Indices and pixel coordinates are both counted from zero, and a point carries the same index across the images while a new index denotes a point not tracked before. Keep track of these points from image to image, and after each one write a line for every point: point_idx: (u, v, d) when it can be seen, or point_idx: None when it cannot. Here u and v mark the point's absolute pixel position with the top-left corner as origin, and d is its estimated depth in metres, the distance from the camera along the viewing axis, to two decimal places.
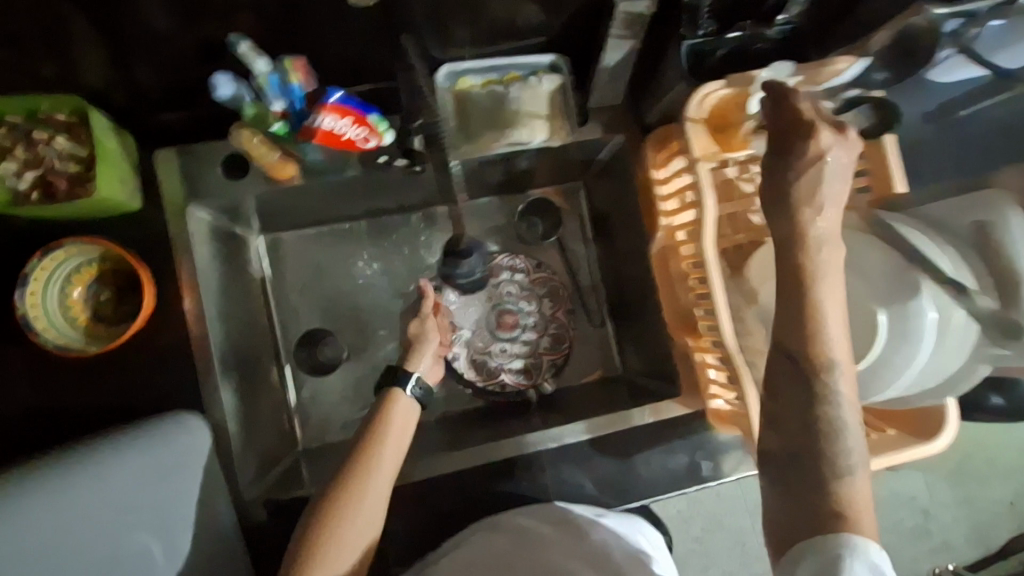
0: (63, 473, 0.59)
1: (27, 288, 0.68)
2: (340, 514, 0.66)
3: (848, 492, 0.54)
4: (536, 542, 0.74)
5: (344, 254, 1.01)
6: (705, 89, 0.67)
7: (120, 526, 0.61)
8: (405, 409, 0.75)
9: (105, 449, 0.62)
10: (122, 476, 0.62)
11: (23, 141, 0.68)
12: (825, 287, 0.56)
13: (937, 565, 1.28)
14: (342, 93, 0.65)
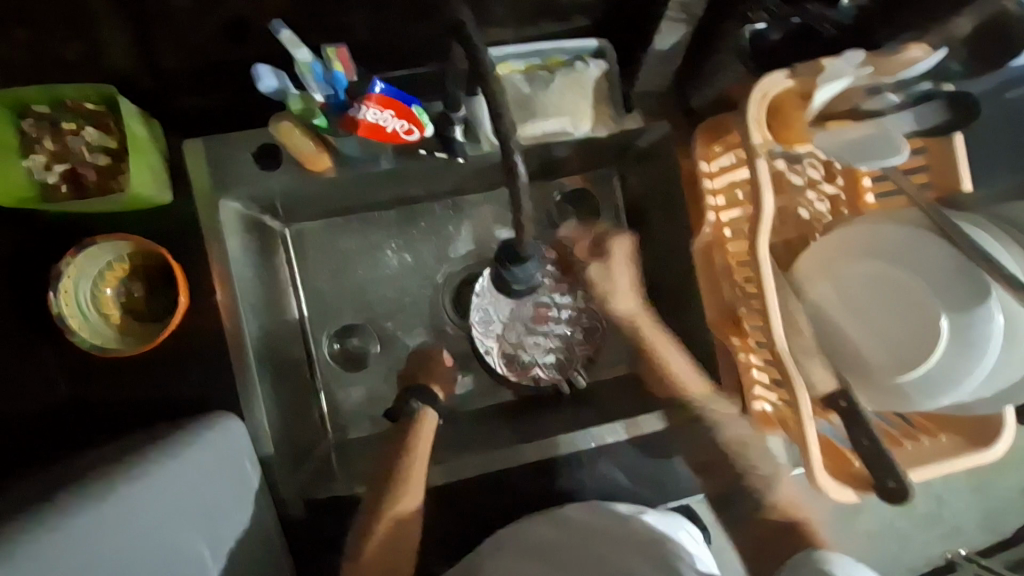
0: (127, 480, 0.56)
1: (60, 287, 0.65)
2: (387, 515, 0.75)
3: (774, 504, 0.76)
4: (589, 535, 0.73)
5: (371, 242, 0.98)
6: (770, 79, 0.63)
7: (185, 528, 0.59)
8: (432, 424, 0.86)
9: (162, 454, 0.61)
10: (185, 476, 0.61)
11: (50, 132, 0.66)
12: (665, 355, 0.87)
13: (949, 551, 1.15)
14: (384, 84, 0.62)
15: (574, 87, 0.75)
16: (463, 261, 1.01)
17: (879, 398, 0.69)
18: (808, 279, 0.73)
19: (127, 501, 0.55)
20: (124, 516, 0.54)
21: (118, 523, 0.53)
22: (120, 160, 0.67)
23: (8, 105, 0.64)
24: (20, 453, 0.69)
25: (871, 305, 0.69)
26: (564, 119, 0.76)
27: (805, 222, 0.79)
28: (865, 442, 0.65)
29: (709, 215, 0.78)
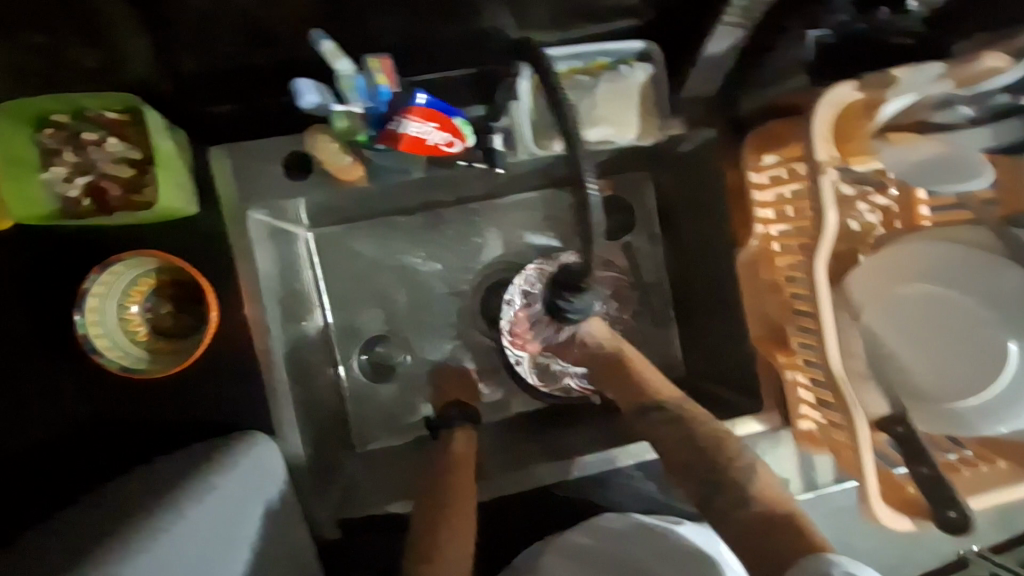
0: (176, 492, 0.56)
1: (86, 307, 0.63)
2: (438, 531, 0.70)
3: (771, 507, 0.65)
4: (614, 539, 0.71)
5: (397, 248, 0.95)
6: (839, 91, 0.59)
7: (226, 546, 0.56)
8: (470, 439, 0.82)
9: (212, 472, 0.60)
10: (230, 493, 0.59)
11: (71, 144, 0.62)
12: (640, 367, 0.82)
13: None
14: (429, 94, 0.59)
15: (619, 93, 0.72)
16: (490, 267, 0.98)
17: (935, 423, 0.67)
18: (863, 298, 0.71)
19: (165, 546, 0.50)
20: (162, 562, 0.49)
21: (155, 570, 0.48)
22: (145, 172, 0.64)
23: (29, 117, 0.61)
24: (57, 474, 0.68)
25: (931, 331, 0.68)
26: (609, 128, 0.72)
27: (855, 234, 0.75)
28: (924, 470, 0.63)
29: (756, 228, 0.76)
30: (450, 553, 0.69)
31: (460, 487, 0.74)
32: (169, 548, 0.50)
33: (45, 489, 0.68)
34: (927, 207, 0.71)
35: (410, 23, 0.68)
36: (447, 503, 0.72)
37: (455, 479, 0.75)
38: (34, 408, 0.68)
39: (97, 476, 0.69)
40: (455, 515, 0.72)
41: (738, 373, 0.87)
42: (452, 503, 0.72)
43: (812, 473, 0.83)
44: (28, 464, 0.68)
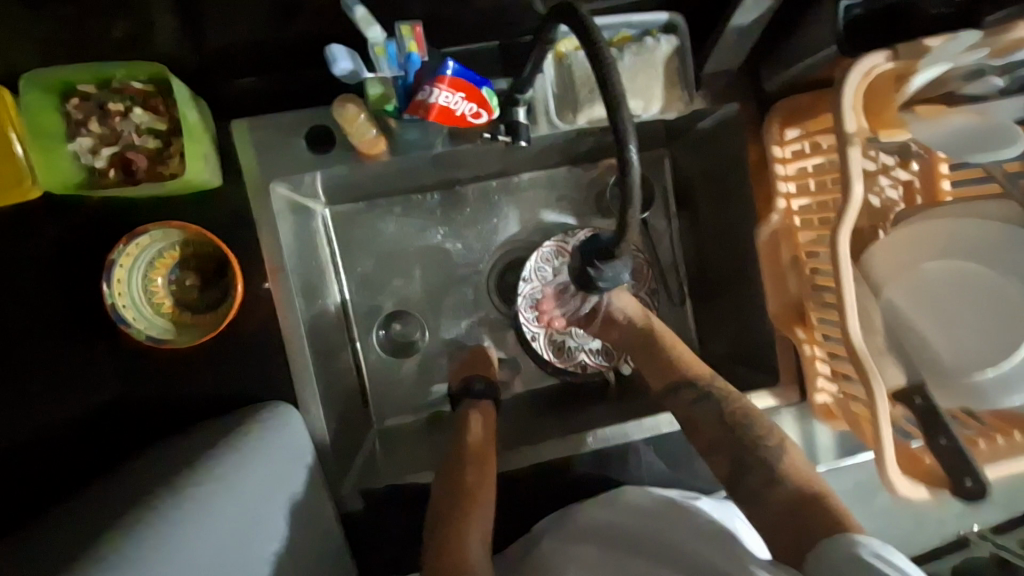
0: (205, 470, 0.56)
1: (114, 276, 0.64)
2: (464, 499, 0.71)
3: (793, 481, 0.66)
4: (639, 515, 0.72)
5: (415, 226, 0.95)
6: (872, 61, 0.58)
7: (258, 525, 0.57)
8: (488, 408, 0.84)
9: (238, 449, 0.60)
10: (258, 473, 0.59)
11: (98, 114, 0.62)
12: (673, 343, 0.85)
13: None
14: (457, 64, 0.58)
15: (645, 66, 0.71)
16: (507, 246, 0.98)
17: (957, 398, 0.67)
18: (885, 274, 0.72)
19: (201, 510, 0.52)
20: (198, 525, 0.51)
21: (192, 531, 0.51)
22: (170, 143, 0.64)
23: (54, 87, 0.60)
24: (82, 450, 0.68)
25: (952, 306, 0.68)
26: (633, 102, 0.72)
27: (876, 210, 0.77)
28: (942, 441, 0.64)
29: (777, 202, 0.76)
30: (475, 520, 0.70)
31: (481, 457, 0.76)
32: (202, 512, 0.52)
33: (69, 466, 0.68)
34: (950, 182, 0.73)
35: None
36: (470, 472, 0.74)
37: (477, 451, 0.76)
38: (59, 383, 0.68)
39: (122, 452, 0.69)
40: (476, 484, 0.73)
41: (755, 350, 0.87)
42: (475, 472, 0.74)
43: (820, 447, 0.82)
44: (52, 440, 0.67)
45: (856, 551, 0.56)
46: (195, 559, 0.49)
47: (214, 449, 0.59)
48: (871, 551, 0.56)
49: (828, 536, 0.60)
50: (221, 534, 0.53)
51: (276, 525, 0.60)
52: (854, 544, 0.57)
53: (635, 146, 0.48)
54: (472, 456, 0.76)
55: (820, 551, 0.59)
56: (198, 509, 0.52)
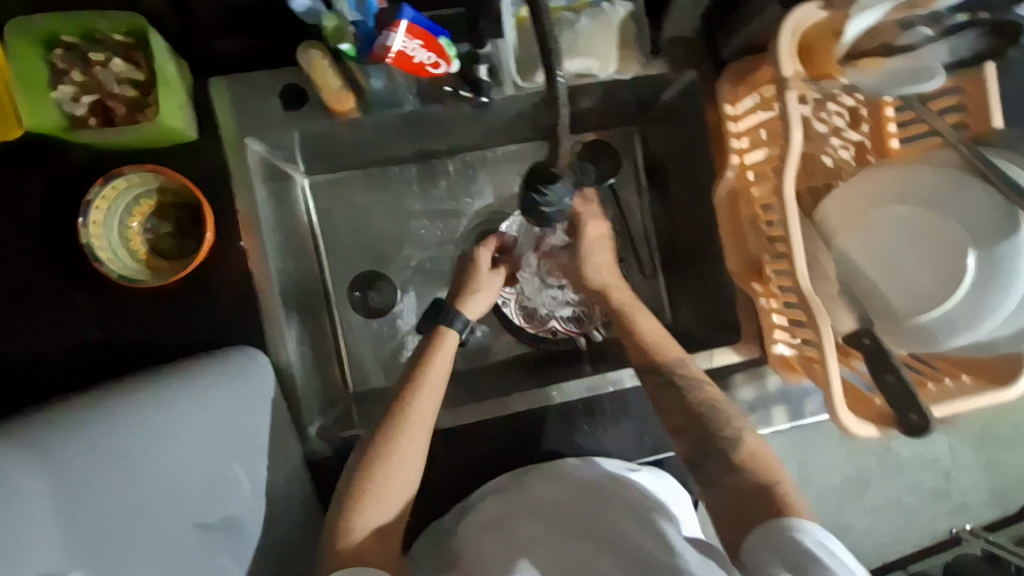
0: (152, 412, 0.60)
1: (90, 218, 0.67)
2: (376, 475, 0.70)
3: None
4: (578, 486, 0.75)
5: (392, 198, 0.99)
6: (804, 10, 0.63)
7: (213, 458, 0.63)
8: (452, 343, 0.79)
9: (190, 391, 0.63)
10: (211, 411, 0.64)
11: (80, 64, 0.66)
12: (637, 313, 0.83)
13: (954, 526, 1.08)
14: (414, 11, 0.62)
15: (602, 28, 0.76)
16: (481, 218, 1.01)
17: (905, 341, 0.70)
18: (835, 225, 0.74)
19: (148, 455, 0.58)
20: (154, 445, 0.59)
21: (150, 431, 0.59)
22: (149, 94, 0.69)
23: (36, 36, 0.64)
24: (55, 387, 0.70)
25: (899, 249, 0.69)
26: (591, 60, 0.77)
27: (830, 169, 0.80)
28: (889, 377, 0.66)
29: (732, 158, 0.78)
30: (389, 494, 0.70)
31: (412, 427, 0.72)
32: (158, 433, 0.59)
33: (36, 392, 0.69)
34: (896, 140, 0.77)
35: None
36: (388, 446, 0.71)
37: (401, 425, 0.72)
38: (32, 313, 0.70)
39: (87, 384, 0.70)
40: (389, 459, 0.70)
41: (721, 313, 0.89)
42: (396, 445, 0.71)
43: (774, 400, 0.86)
44: (21, 367, 0.69)
45: (796, 535, 0.62)
46: (144, 467, 0.57)
47: (194, 362, 0.67)
48: (811, 538, 0.61)
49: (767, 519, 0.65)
50: (175, 449, 0.60)
51: (240, 450, 0.66)
52: (793, 530, 0.62)
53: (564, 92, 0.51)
54: (400, 420, 0.72)
55: (758, 532, 0.64)
56: (158, 414, 0.60)
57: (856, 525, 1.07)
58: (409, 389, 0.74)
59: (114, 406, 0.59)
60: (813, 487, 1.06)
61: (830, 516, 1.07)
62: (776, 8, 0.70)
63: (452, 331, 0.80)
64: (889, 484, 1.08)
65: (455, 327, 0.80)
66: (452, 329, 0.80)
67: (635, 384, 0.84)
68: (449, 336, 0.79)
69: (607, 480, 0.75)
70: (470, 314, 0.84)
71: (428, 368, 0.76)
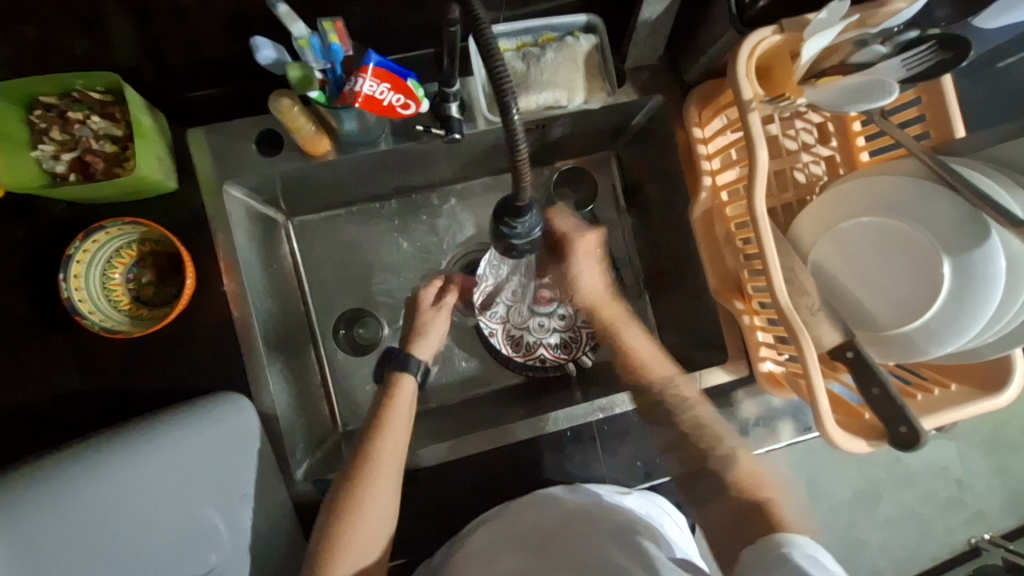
0: (118, 463, 0.61)
1: (71, 271, 0.68)
2: (350, 516, 0.69)
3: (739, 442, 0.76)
4: (563, 522, 0.74)
5: (376, 233, 1.00)
6: (759, 35, 0.65)
7: (185, 505, 0.63)
8: (411, 387, 0.81)
9: (160, 439, 0.63)
10: (182, 459, 0.64)
11: (58, 122, 0.68)
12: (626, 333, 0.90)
13: (973, 537, 1.05)
14: (380, 56, 0.63)
15: (567, 61, 0.78)
16: (465, 248, 1.02)
17: (889, 350, 0.69)
18: (811, 239, 0.75)
19: (114, 507, 0.59)
20: (120, 497, 0.60)
21: (118, 488, 0.60)
22: (127, 147, 0.71)
23: (19, 97, 0.67)
24: (38, 441, 0.70)
25: (874, 260, 0.69)
26: (559, 92, 0.79)
27: (803, 185, 0.81)
28: (875, 391, 0.65)
29: (704, 179, 0.79)
30: (369, 532, 0.70)
31: (381, 465, 0.72)
32: (122, 485, 0.60)
33: (19, 446, 0.69)
34: (867, 152, 0.78)
35: (375, 15, 0.72)
36: (359, 484, 0.70)
37: (371, 463, 0.72)
38: (13, 368, 0.70)
39: (71, 436, 0.70)
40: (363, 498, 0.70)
41: (707, 331, 0.89)
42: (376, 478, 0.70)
43: (773, 420, 0.85)
44: (3, 423, 0.69)
45: (786, 549, 0.64)
46: (108, 519, 0.59)
47: (158, 416, 0.65)
48: (801, 552, 0.64)
49: (762, 538, 0.68)
50: (142, 499, 0.61)
51: (216, 494, 0.65)
52: (785, 544, 0.65)
53: (520, 129, 0.47)
54: (367, 459, 0.72)
55: (753, 548, 0.67)
56: (124, 465, 0.61)
57: (870, 541, 1.05)
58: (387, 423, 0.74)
59: (81, 460, 0.60)
60: (819, 499, 1.04)
61: (840, 532, 1.04)
62: (732, 33, 0.72)
63: (409, 375, 0.81)
64: (902, 496, 1.06)
65: (412, 372, 0.81)
66: (407, 373, 0.80)
67: (631, 409, 0.83)
68: (404, 380, 0.80)
69: (594, 507, 0.74)
70: (423, 355, 0.85)
71: (390, 407, 0.77)
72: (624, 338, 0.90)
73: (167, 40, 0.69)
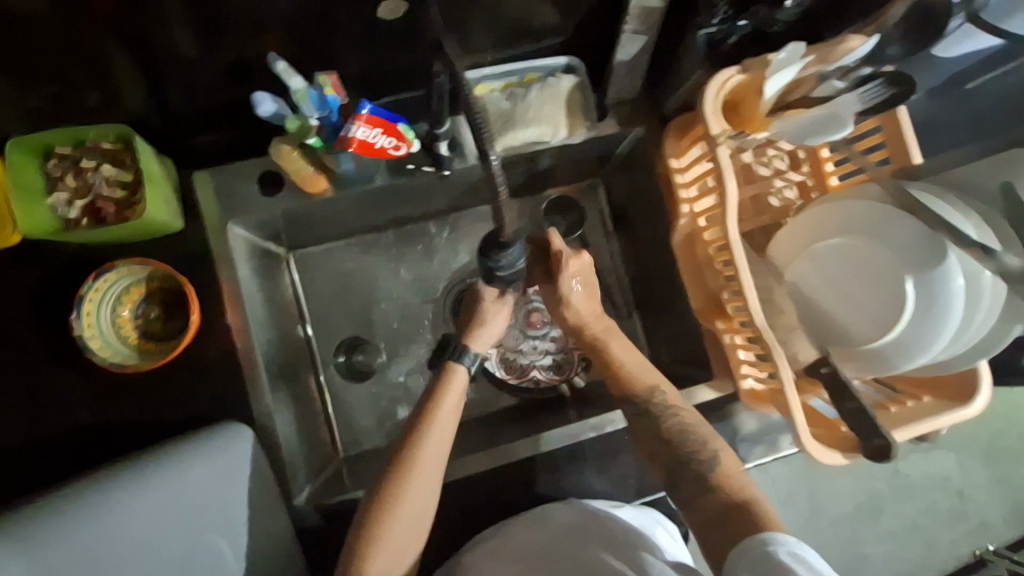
0: (132, 487, 0.64)
1: (83, 309, 0.72)
2: (378, 526, 0.69)
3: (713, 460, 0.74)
4: (558, 540, 0.76)
5: (374, 264, 1.03)
6: (725, 75, 0.70)
7: (192, 529, 0.66)
8: (461, 380, 0.79)
9: (169, 466, 0.66)
10: (190, 484, 0.67)
11: (73, 171, 0.74)
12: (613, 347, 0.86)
13: (976, 548, 1.06)
14: (373, 104, 0.68)
15: (550, 99, 0.84)
16: (460, 275, 1.05)
17: (863, 365, 0.72)
18: (785, 260, 0.78)
19: (124, 528, 0.62)
20: (132, 519, 0.63)
21: (131, 510, 0.63)
22: (135, 191, 0.75)
23: (35, 149, 0.72)
24: (50, 474, 0.72)
25: (843, 279, 0.73)
26: (542, 128, 0.84)
27: (777, 209, 0.85)
28: (852, 404, 0.68)
29: (683, 207, 0.83)
30: (394, 544, 0.70)
31: (419, 472, 0.71)
32: (135, 508, 0.63)
33: (32, 479, 0.72)
34: (836, 176, 0.82)
35: (371, 63, 0.77)
36: (396, 493, 0.70)
37: (410, 470, 0.71)
38: (28, 403, 0.73)
39: (81, 468, 0.73)
40: (394, 507, 0.70)
41: (694, 351, 0.92)
42: (401, 487, 0.70)
43: (774, 436, 0.88)
44: (18, 456, 0.72)
45: (770, 548, 0.62)
46: (119, 539, 0.62)
47: (176, 440, 0.70)
48: (785, 549, 0.62)
49: (745, 538, 0.65)
50: (151, 522, 0.64)
51: (221, 519, 0.68)
52: (767, 543, 0.63)
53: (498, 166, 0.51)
54: (406, 463, 0.72)
55: (738, 548, 0.65)
56: (137, 489, 0.64)
57: (873, 555, 1.05)
58: (415, 431, 0.74)
59: (100, 483, 0.63)
60: (818, 514, 1.06)
61: (842, 547, 1.05)
62: (701, 73, 0.77)
63: (460, 365, 0.80)
64: (902, 508, 1.07)
65: (463, 362, 0.81)
66: (461, 364, 0.80)
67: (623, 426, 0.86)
68: (456, 367, 0.80)
69: (590, 519, 0.77)
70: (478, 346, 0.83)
71: (437, 408, 0.76)
72: (613, 353, 0.85)
73: (175, 92, 0.74)
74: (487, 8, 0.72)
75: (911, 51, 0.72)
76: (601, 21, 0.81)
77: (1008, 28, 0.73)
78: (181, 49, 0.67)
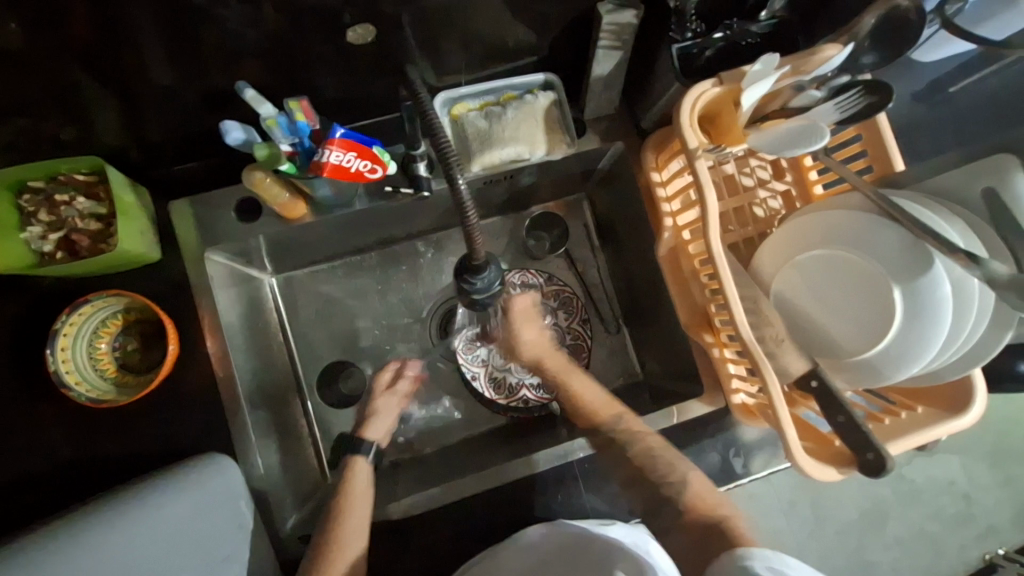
0: (105, 528, 0.62)
1: (57, 344, 0.71)
2: None
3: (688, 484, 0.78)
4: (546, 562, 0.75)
5: (359, 285, 1.03)
6: (700, 89, 0.69)
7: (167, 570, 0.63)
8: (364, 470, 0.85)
9: (143, 504, 0.65)
10: (167, 522, 0.65)
11: (45, 205, 0.72)
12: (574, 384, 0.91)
13: (986, 552, 1.03)
14: (346, 128, 0.69)
15: (527, 117, 0.83)
16: (445, 294, 1.05)
17: (854, 377, 0.71)
18: (771, 271, 0.77)
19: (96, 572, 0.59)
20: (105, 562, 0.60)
21: (103, 553, 0.60)
22: (110, 223, 0.75)
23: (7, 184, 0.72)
24: (27, 513, 0.71)
25: (830, 291, 0.72)
26: (520, 146, 0.82)
27: (762, 219, 0.85)
28: (841, 417, 0.67)
29: (666, 220, 0.83)
30: None
31: (343, 551, 0.74)
32: (107, 551, 0.61)
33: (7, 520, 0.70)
34: (820, 185, 0.81)
35: (347, 88, 0.77)
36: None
37: (336, 555, 0.74)
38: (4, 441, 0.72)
39: (58, 506, 0.71)
40: None
41: (683, 364, 0.91)
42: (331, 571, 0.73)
43: (766, 451, 0.86)
44: None
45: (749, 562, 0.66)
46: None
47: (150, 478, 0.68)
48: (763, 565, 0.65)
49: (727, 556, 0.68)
50: (125, 564, 0.61)
51: (199, 557, 0.66)
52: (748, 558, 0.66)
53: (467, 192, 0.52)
54: (331, 548, 0.74)
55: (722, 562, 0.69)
56: (110, 530, 0.62)
57: (880, 563, 1.03)
58: (333, 516, 0.77)
59: (72, 526, 0.62)
60: (821, 523, 1.03)
61: (846, 557, 1.03)
62: (678, 86, 0.77)
63: (361, 457, 0.86)
64: (908, 514, 1.05)
65: (364, 455, 0.86)
66: (360, 456, 0.86)
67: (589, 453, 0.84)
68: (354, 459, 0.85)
69: (578, 537, 0.75)
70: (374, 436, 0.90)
71: (349, 493, 0.80)
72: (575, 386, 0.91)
73: (150, 123, 0.74)
74: (461, 30, 0.72)
75: (887, 59, 0.72)
76: (575, 40, 0.81)
77: (983, 33, 0.73)
78: (152, 81, 0.67)
